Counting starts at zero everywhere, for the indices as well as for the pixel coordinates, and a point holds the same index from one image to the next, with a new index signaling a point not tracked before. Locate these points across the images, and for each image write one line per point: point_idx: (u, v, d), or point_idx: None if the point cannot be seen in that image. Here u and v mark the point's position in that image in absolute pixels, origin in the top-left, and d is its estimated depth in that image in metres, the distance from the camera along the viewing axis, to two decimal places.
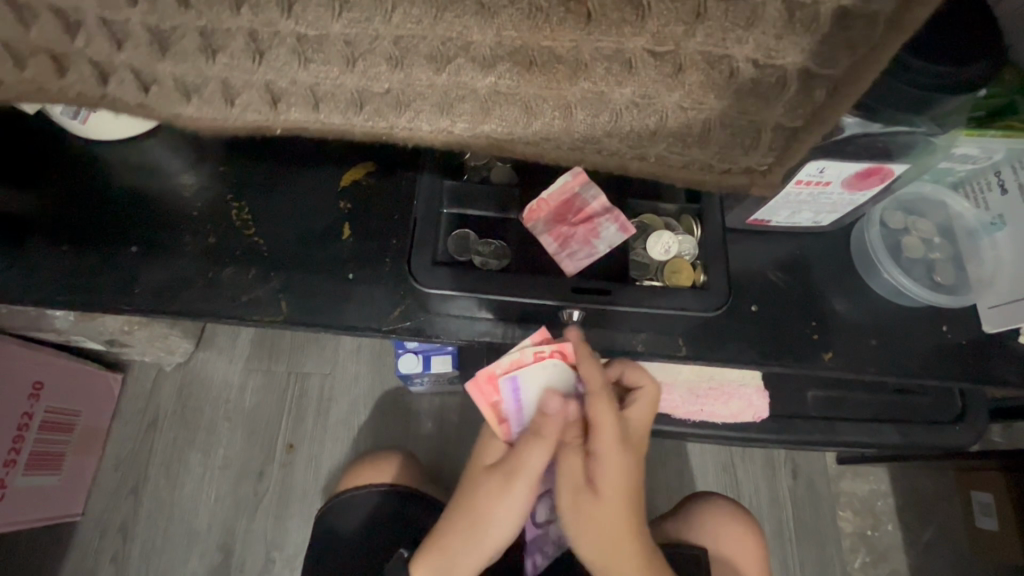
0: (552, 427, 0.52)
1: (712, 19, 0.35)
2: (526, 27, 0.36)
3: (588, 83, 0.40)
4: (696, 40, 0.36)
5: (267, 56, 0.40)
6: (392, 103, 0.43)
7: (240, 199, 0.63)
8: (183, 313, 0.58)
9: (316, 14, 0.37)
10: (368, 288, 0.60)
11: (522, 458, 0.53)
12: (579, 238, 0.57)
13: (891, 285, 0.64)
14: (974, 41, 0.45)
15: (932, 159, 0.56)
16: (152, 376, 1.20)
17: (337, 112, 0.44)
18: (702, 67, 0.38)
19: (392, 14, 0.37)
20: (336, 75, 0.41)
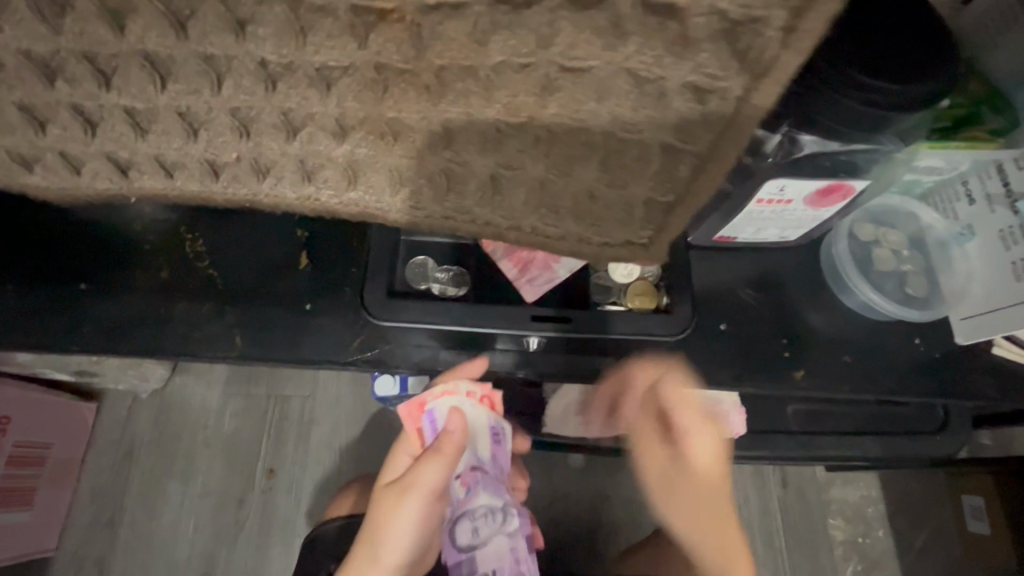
0: (455, 446, 0.54)
1: (558, 92, 0.35)
2: (367, 97, 0.36)
3: (451, 150, 0.40)
4: (547, 111, 0.36)
5: (163, 127, 0.39)
6: (289, 168, 0.42)
7: (194, 231, 0.61)
8: (135, 352, 0.56)
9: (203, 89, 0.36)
10: (326, 320, 0.58)
11: (418, 472, 0.56)
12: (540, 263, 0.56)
13: (861, 299, 0.62)
14: (928, 57, 0.44)
15: (895, 173, 0.55)
16: (127, 405, 1.18)
17: (246, 171, 0.42)
18: (562, 136, 0.38)
19: (280, 95, 0.36)
20: (228, 146, 0.40)
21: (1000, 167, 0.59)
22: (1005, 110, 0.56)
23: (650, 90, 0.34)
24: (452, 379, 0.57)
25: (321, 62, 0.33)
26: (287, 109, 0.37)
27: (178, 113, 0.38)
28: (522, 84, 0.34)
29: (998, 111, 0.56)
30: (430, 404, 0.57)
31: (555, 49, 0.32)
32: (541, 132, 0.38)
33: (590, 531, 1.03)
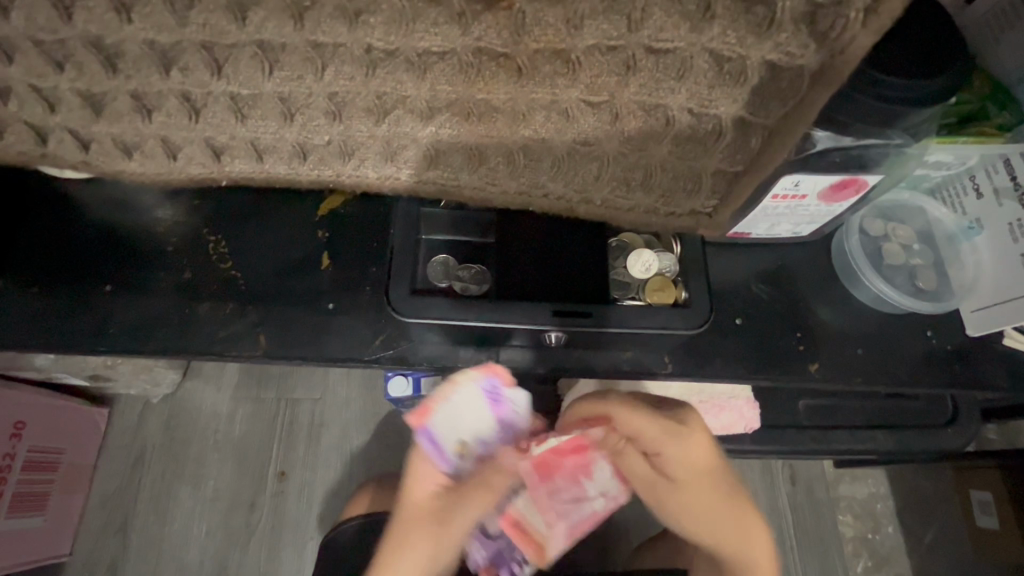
0: (505, 485, 0.49)
1: (643, 70, 0.38)
2: (458, 80, 0.40)
3: (529, 131, 0.44)
4: (629, 90, 0.40)
5: (225, 74, 0.41)
6: (371, 150, 0.49)
7: (216, 233, 0.62)
8: (160, 352, 0.57)
9: (247, 74, 0.41)
10: (346, 318, 0.59)
11: (460, 514, 0.49)
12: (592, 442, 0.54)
13: (873, 292, 0.63)
14: (938, 51, 0.45)
15: (906, 168, 0.56)
16: (138, 409, 1.18)
17: (328, 161, 0.50)
18: (641, 117, 0.42)
19: (324, 73, 0.40)
20: (319, 130, 0.46)
21: (1007, 161, 0.60)
22: (1010, 105, 0.58)
23: (740, 67, 0.37)
24: (454, 378, 0.47)
25: (374, 39, 0.38)
26: (334, 93, 0.42)
27: (272, 99, 0.43)
28: (605, 65, 0.38)
29: (1003, 107, 0.58)
30: (430, 421, 0.47)
31: (646, 30, 0.36)
32: (620, 111, 0.42)
33: (604, 532, 1.03)
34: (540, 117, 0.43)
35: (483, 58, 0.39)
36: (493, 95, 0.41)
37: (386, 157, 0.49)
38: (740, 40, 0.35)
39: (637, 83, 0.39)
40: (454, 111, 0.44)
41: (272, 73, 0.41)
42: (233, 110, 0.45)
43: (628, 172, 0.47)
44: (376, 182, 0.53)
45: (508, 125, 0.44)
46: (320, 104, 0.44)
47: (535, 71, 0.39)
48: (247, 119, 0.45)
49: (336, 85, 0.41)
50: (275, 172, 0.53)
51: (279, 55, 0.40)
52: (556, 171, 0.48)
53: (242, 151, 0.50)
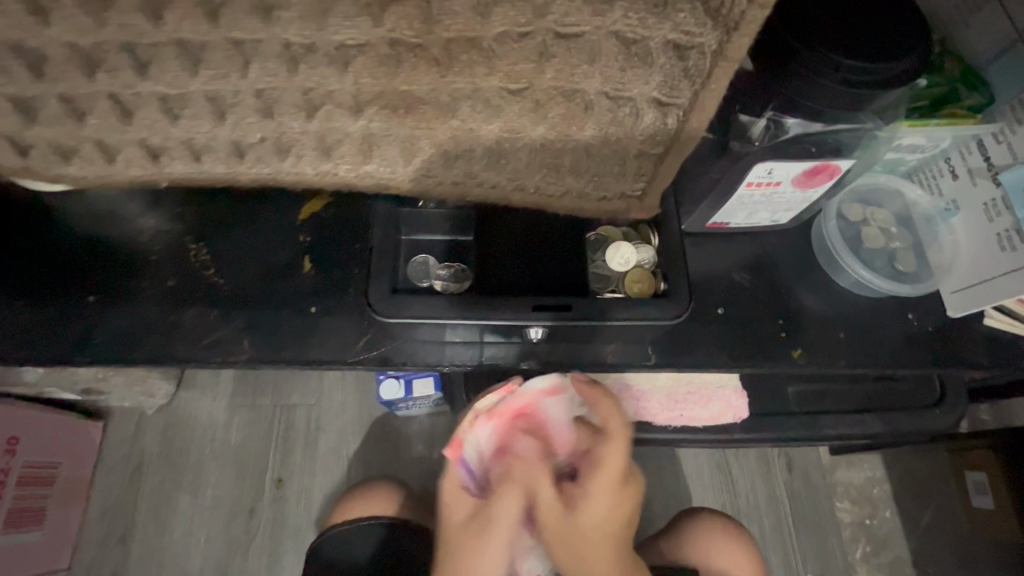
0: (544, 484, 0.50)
1: (559, 56, 0.38)
2: (381, 72, 0.39)
3: (455, 122, 0.43)
4: (546, 76, 0.39)
5: (149, 71, 0.39)
6: (307, 146, 0.47)
7: (199, 241, 0.62)
8: (146, 360, 0.57)
9: (173, 73, 0.39)
10: (331, 320, 0.59)
11: (507, 523, 0.49)
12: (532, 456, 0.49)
13: (852, 277, 0.64)
14: (901, 33, 0.46)
15: (878, 152, 0.57)
16: (134, 421, 1.18)
17: (265, 159, 0.49)
18: (561, 101, 0.42)
19: (247, 68, 0.38)
20: (253, 128, 0.44)
21: (979, 142, 0.61)
22: (980, 86, 0.59)
23: (645, 49, 0.38)
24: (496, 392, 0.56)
25: (290, 34, 0.36)
26: (262, 89, 0.40)
27: (200, 98, 0.41)
28: (523, 52, 0.37)
29: (975, 88, 0.59)
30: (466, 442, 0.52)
31: (551, 15, 0.35)
32: (541, 98, 0.41)
33: None
34: (465, 108, 0.42)
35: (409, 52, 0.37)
36: (421, 86, 0.40)
37: (323, 152, 0.48)
38: (674, 26, 0.36)
39: (551, 68, 0.39)
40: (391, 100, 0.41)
41: (197, 74, 0.39)
42: (161, 110, 0.43)
43: (558, 159, 0.48)
44: (319, 180, 0.51)
45: (436, 113, 0.43)
46: (237, 99, 0.41)
47: (455, 62, 0.38)
48: (192, 127, 0.44)
49: (260, 82, 0.40)
50: (214, 173, 0.51)
51: (202, 56, 0.38)
52: (495, 164, 0.49)
53: (178, 151, 0.48)
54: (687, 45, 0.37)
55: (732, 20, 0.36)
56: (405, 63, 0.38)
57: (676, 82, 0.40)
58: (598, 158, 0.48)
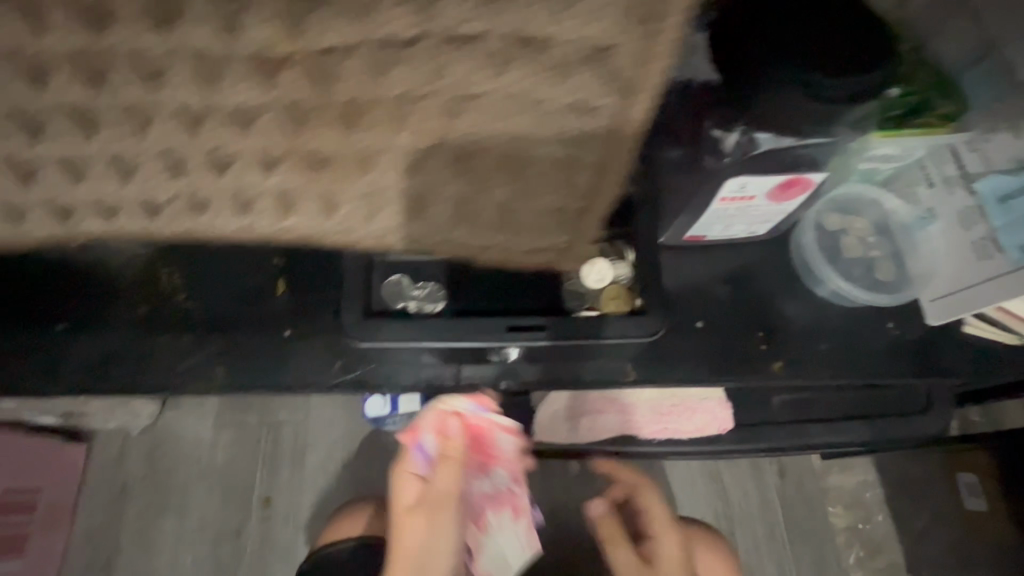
0: (460, 446, 0.60)
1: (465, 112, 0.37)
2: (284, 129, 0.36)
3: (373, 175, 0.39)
4: (460, 130, 0.38)
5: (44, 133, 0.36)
6: (223, 204, 0.41)
7: (168, 265, 0.60)
8: (118, 390, 0.56)
9: (67, 137, 0.36)
10: (306, 344, 0.58)
11: (441, 482, 0.61)
12: (462, 453, 0.60)
13: (831, 287, 0.64)
14: (870, 47, 0.45)
15: (851, 163, 0.57)
16: (118, 443, 1.16)
17: (180, 217, 0.42)
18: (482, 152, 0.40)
19: (147, 128, 0.36)
20: (161, 186, 0.40)
21: (955, 151, 0.60)
22: (953, 93, 0.58)
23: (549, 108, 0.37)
24: (450, 400, 0.59)
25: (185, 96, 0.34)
26: (167, 150, 0.38)
27: (102, 162, 0.38)
28: (426, 109, 0.36)
29: (945, 99, 0.58)
30: (420, 435, 0.60)
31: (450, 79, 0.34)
32: (457, 150, 0.39)
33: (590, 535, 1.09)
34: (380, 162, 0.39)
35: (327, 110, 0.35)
36: (324, 146, 0.37)
37: (270, 216, 0.41)
38: (578, 88, 0.36)
39: (465, 121, 0.37)
40: (318, 163, 0.38)
41: (98, 137, 0.36)
42: (59, 173, 0.38)
43: (513, 204, 0.43)
44: (245, 236, 0.44)
45: (383, 173, 0.39)
46: (149, 161, 0.38)
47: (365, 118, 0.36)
48: (97, 190, 0.40)
49: (167, 143, 0.37)
50: (131, 231, 0.44)
51: (102, 119, 0.35)
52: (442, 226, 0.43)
53: (91, 213, 0.41)
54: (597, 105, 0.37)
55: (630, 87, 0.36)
56: (307, 122, 0.36)
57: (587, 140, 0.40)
58: (523, 214, 0.44)
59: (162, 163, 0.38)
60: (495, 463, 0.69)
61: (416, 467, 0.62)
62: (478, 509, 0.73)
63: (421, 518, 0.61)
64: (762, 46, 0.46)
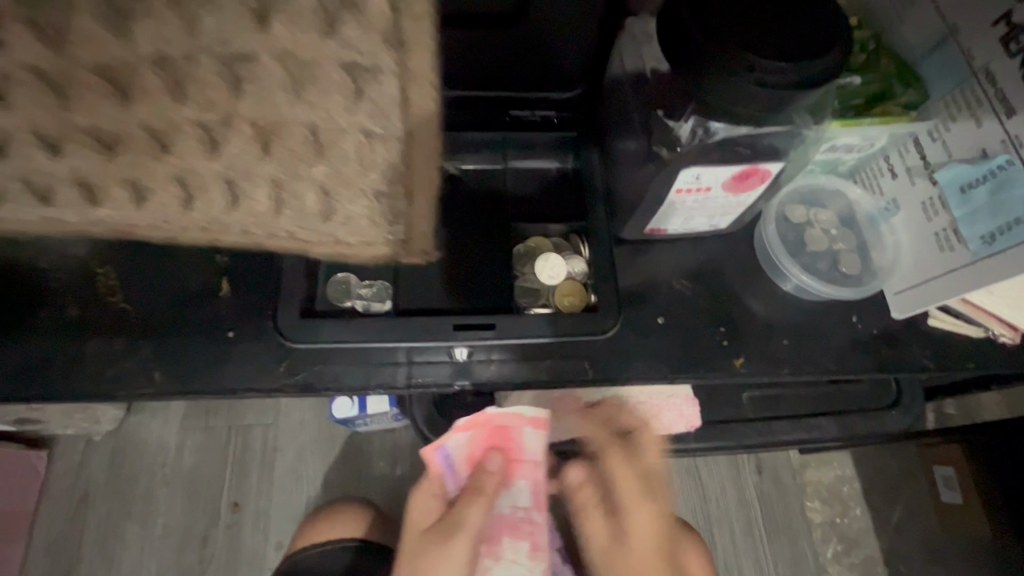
0: (485, 472, 0.68)
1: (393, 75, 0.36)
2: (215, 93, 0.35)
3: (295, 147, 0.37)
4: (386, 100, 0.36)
5: None
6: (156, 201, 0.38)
7: (103, 263, 0.57)
8: (42, 397, 0.53)
9: None
10: (247, 346, 0.56)
11: (465, 515, 0.66)
12: (496, 486, 0.68)
13: (795, 282, 0.62)
14: (817, 32, 0.44)
15: (809, 153, 0.56)
16: (80, 450, 1.13)
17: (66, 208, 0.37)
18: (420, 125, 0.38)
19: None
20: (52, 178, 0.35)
21: (916, 140, 0.59)
22: (914, 83, 0.58)
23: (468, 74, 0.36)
24: (482, 412, 0.68)
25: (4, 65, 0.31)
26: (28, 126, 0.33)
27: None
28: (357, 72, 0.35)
29: (909, 85, 0.58)
30: (446, 444, 0.69)
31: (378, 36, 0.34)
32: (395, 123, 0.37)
33: None
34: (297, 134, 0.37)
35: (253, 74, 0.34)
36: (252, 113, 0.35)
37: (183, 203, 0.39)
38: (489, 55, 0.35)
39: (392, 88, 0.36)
40: (240, 130, 0.36)
41: None
42: None
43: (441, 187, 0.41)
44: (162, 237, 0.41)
45: (309, 158, 0.37)
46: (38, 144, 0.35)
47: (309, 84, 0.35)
48: None
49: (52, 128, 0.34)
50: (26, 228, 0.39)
51: None
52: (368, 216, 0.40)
53: None
54: None
55: None
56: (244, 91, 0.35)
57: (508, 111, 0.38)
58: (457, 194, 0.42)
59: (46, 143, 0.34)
60: (521, 468, 0.71)
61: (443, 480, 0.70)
62: (496, 534, 0.75)
63: (431, 550, 0.67)
64: (707, 29, 0.44)
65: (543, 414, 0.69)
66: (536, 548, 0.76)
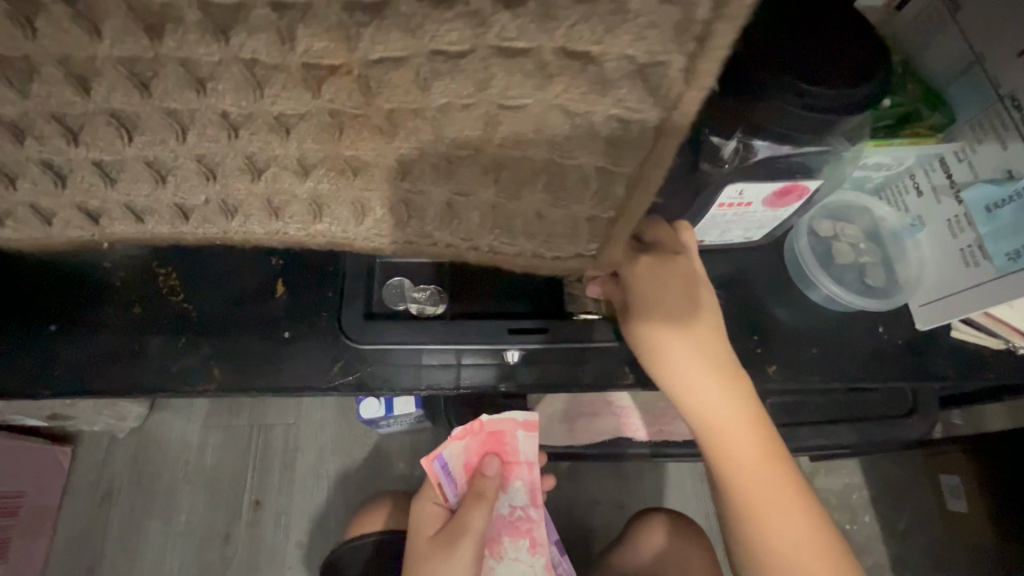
0: (489, 482, 0.69)
1: (503, 124, 0.32)
2: (321, 137, 0.33)
3: (405, 180, 0.37)
4: (493, 143, 0.33)
5: (24, 133, 0.33)
6: (256, 209, 0.40)
7: (164, 264, 0.60)
8: (108, 392, 0.55)
9: (45, 139, 0.33)
10: (304, 345, 0.58)
11: (466, 520, 0.69)
12: (495, 490, 0.69)
13: (824, 292, 0.65)
14: (858, 62, 0.47)
15: (844, 171, 0.58)
16: (104, 445, 1.15)
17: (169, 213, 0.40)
18: (511, 167, 0.35)
19: (186, 135, 0.33)
20: (196, 191, 0.38)
21: (942, 160, 0.62)
22: (941, 106, 0.61)
23: (588, 122, 0.31)
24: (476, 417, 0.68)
25: (226, 104, 0.31)
26: (202, 154, 0.35)
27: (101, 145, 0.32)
28: (465, 120, 0.32)
29: (936, 108, 0.61)
30: (442, 452, 0.70)
31: (492, 90, 0.29)
32: (490, 161, 0.35)
33: (580, 532, 1.14)
34: (418, 171, 0.36)
35: (343, 119, 0.32)
36: (362, 151, 0.34)
37: (267, 213, 0.41)
38: (615, 102, 0.29)
39: (497, 136, 0.33)
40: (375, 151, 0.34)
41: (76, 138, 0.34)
42: (39, 170, 0.36)
43: (542, 213, 0.39)
44: (257, 236, 0.44)
45: (393, 180, 0.37)
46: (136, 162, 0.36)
47: (399, 126, 0.32)
48: (79, 194, 0.38)
49: (154, 149, 0.35)
50: (158, 233, 0.43)
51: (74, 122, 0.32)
52: (553, 235, 0.41)
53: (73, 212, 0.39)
54: (631, 121, 0.30)
55: (671, 100, 0.28)
56: (346, 129, 0.33)
57: (621, 154, 0.33)
58: (559, 226, 0.40)
59: (206, 170, 0.36)
60: (516, 471, 0.72)
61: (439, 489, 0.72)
62: (496, 534, 0.78)
63: (438, 557, 0.69)
64: (773, 55, 0.47)
65: (533, 416, 0.70)
66: (535, 544, 0.79)
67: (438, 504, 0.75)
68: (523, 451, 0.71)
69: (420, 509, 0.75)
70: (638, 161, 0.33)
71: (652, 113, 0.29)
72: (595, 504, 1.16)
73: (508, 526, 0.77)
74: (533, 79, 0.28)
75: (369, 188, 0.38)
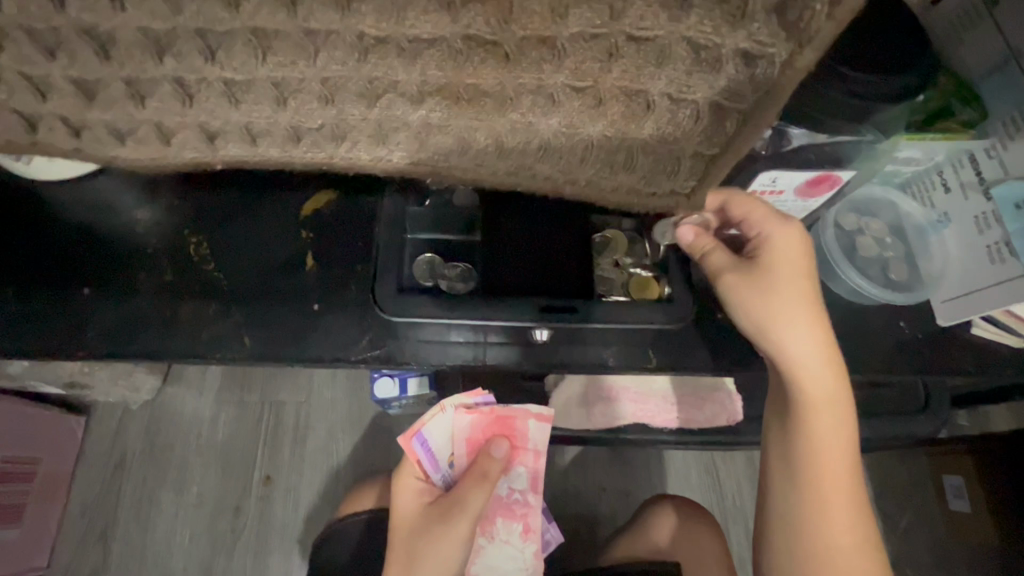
0: (495, 466, 0.70)
1: (624, 57, 0.32)
2: (447, 66, 0.34)
3: (516, 116, 0.37)
4: (612, 76, 0.34)
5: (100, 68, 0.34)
6: None
7: (198, 233, 0.60)
8: (140, 355, 0.56)
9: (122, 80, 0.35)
10: (333, 316, 0.59)
11: (467, 498, 0.69)
12: (499, 472, 0.71)
13: (848, 285, 0.66)
14: (906, 54, 0.49)
15: (877, 163, 0.58)
16: (118, 415, 1.16)
17: None
18: (623, 101, 0.36)
19: (316, 59, 0.33)
20: None
21: (972, 156, 0.63)
22: (972, 102, 0.60)
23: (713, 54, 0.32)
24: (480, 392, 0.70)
25: (365, 26, 0.31)
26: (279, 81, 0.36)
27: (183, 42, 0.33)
28: (589, 51, 0.32)
29: (967, 104, 0.60)
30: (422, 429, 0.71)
31: (627, 19, 0.30)
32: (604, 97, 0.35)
33: (586, 518, 1.15)
34: (527, 104, 0.36)
35: (473, 45, 0.32)
36: (484, 84, 0.35)
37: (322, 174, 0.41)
38: (748, 37, 0.30)
39: (618, 69, 0.33)
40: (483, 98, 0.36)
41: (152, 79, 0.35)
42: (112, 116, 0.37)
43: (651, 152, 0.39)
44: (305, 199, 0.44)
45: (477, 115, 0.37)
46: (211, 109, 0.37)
47: (525, 59, 0.33)
48: None
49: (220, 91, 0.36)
50: None
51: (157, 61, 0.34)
52: (652, 172, 0.41)
53: None
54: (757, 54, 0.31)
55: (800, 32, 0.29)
56: (471, 58, 0.33)
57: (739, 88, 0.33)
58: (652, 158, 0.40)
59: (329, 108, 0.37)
60: (523, 457, 0.76)
61: (421, 464, 0.73)
62: (491, 513, 0.79)
63: (433, 535, 0.68)
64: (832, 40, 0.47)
65: (547, 409, 0.75)
66: (528, 530, 0.80)
67: (420, 481, 0.73)
68: (528, 434, 0.74)
69: (399, 486, 0.73)
70: (757, 97, 0.34)
71: (784, 48, 0.30)
72: (602, 491, 1.17)
73: (498, 506, 0.79)
74: (669, 10, 0.30)
75: (489, 135, 0.39)
